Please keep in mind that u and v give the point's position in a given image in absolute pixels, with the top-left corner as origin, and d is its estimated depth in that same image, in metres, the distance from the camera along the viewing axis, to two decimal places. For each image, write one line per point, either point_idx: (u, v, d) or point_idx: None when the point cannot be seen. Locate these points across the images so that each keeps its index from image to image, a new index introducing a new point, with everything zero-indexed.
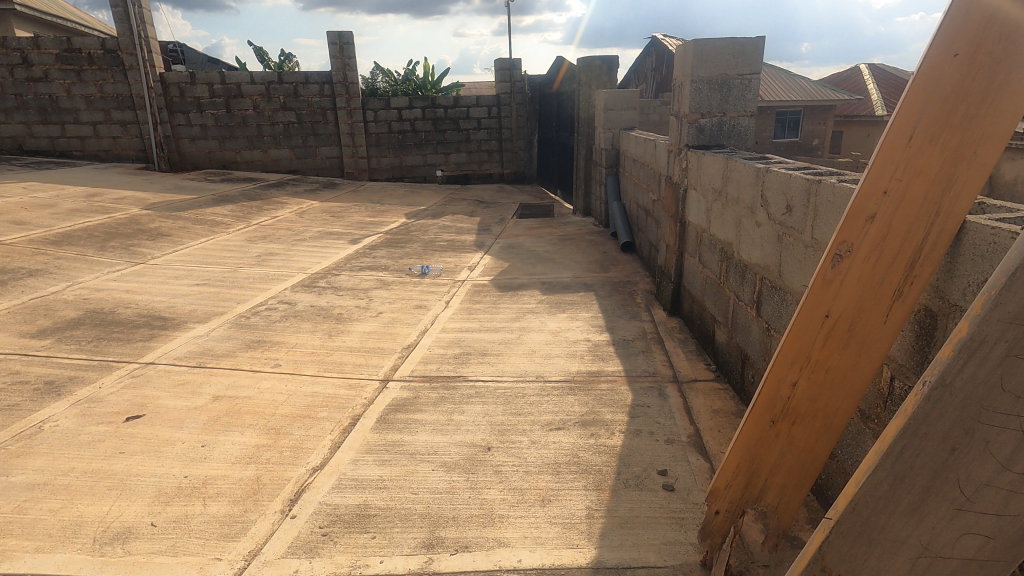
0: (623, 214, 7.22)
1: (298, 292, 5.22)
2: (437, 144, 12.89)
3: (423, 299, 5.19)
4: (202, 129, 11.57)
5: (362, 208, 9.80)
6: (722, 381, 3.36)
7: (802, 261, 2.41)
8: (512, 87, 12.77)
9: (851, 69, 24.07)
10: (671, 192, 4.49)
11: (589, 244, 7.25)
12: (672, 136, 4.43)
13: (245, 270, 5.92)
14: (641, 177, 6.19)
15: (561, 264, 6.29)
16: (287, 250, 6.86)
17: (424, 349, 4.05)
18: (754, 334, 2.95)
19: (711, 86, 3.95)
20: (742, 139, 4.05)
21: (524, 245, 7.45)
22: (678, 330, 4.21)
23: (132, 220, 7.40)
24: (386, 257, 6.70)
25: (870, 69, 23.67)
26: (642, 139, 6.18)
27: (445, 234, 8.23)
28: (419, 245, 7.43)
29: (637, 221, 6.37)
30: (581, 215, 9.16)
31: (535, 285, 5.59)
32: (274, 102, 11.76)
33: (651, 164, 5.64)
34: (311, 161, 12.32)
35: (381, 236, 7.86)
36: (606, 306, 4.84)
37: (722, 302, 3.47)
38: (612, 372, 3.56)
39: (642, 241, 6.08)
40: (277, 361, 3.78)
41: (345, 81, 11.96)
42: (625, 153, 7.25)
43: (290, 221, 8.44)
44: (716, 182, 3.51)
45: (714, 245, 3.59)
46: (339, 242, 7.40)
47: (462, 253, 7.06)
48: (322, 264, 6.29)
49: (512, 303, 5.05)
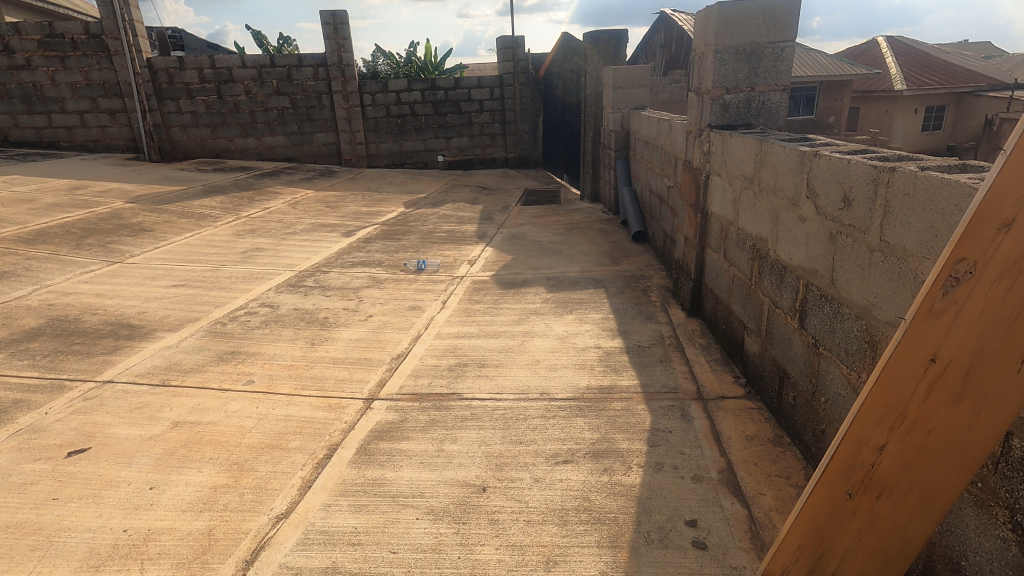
0: (634, 200, 6.75)
1: (282, 293, 4.81)
2: (438, 128, 12.38)
3: (417, 300, 4.77)
4: (194, 117, 11.14)
5: (360, 197, 9.36)
6: (754, 399, 2.92)
7: (865, 267, 1.94)
8: (515, 66, 12.18)
9: (868, 42, 23.15)
10: (690, 178, 4.00)
11: (598, 234, 6.77)
12: (691, 115, 3.94)
13: (228, 268, 5.51)
14: (654, 160, 5.69)
15: (568, 257, 5.83)
16: (276, 245, 6.44)
17: (416, 359, 3.63)
18: (795, 348, 2.51)
19: (738, 55, 3.44)
20: (772, 118, 3.56)
21: (528, 235, 6.99)
22: (700, 334, 3.77)
23: (115, 215, 7.01)
24: (381, 251, 6.27)
25: (889, 41, 22.73)
26: (655, 119, 5.66)
27: (446, 224, 7.78)
28: (417, 237, 6.98)
29: (650, 208, 5.91)
30: (589, 201, 8.67)
31: (540, 281, 5.14)
32: (267, 87, 11.28)
33: (666, 147, 5.14)
34: (308, 148, 11.87)
35: (377, 227, 7.43)
36: (618, 306, 4.39)
37: (752, 306, 3.02)
38: (626, 388, 3.13)
39: (656, 230, 5.62)
40: (251, 377, 3.37)
41: (340, 63, 11.43)
42: (636, 134, 6.74)
43: (283, 213, 8.02)
44: (745, 168, 3.03)
45: (743, 241, 3.12)
46: (333, 235, 6.98)
47: (463, 245, 6.63)
48: (312, 260, 5.88)
49: (515, 303, 4.61)
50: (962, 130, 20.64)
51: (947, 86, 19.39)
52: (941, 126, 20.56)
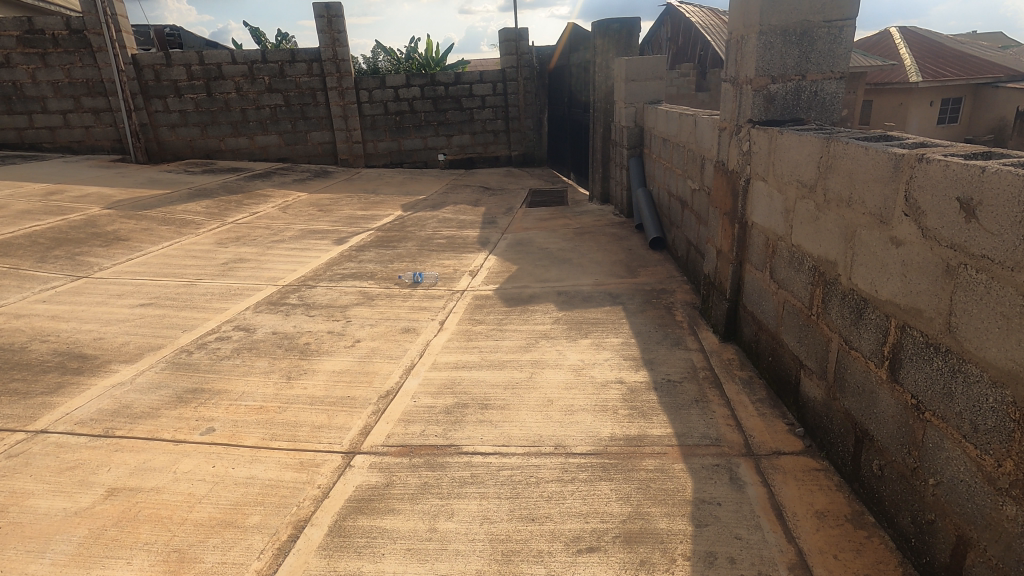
0: (650, 202, 6.21)
1: (261, 313, 4.30)
2: (439, 125, 11.83)
3: (412, 320, 4.24)
4: (182, 116, 10.65)
5: (355, 199, 8.84)
6: (817, 457, 2.39)
7: (1011, 317, 1.42)
8: (518, 60, 11.61)
9: (880, 33, 22.45)
10: (724, 182, 3.46)
11: (611, 239, 6.23)
12: (726, 110, 3.39)
13: (204, 283, 5.00)
14: (675, 160, 5.14)
15: (579, 267, 5.29)
16: (261, 254, 5.93)
17: (407, 398, 3.11)
18: (882, 404, 1.97)
19: (788, 38, 2.89)
20: (825, 112, 3.01)
21: (535, 241, 6.44)
22: (739, 366, 3.23)
23: (89, 222, 6.52)
24: (374, 261, 5.75)
25: (902, 32, 22.04)
26: (675, 114, 5.11)
27: (445, 228, 7.25)
28: (414, 245, 6.46)
29: (670, 212, 5.37)
30: (599, 203, 8.13)
31: (550, 296, 4.60)
32: (258, 84, 10.76)
33: (690, 145, 4.59)
34: (302, 147, 11.36)
35: (371, 233, 6.91)
36: (639, 327, 3.85)
37: (811, 340, 2.49)
38: (658, 439, 2.59)
39: (677, 237, 5.08)
40: (212, 424, 2.84)
41: (335, 58, 10.89)
42: (652, 131, 6.18)
43: (272, 218, 7.51)
44: (803, 173, 2.48)
45: (800, 261, 2.58)
46: (323, 243, 6.46)
47: (464, 253, 6.09)
48: (298, 272, 5.36)
49: (522, 324, 4.08)
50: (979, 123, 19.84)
51: (964, 78, 18.68)
52: (958, 119, 19.87)
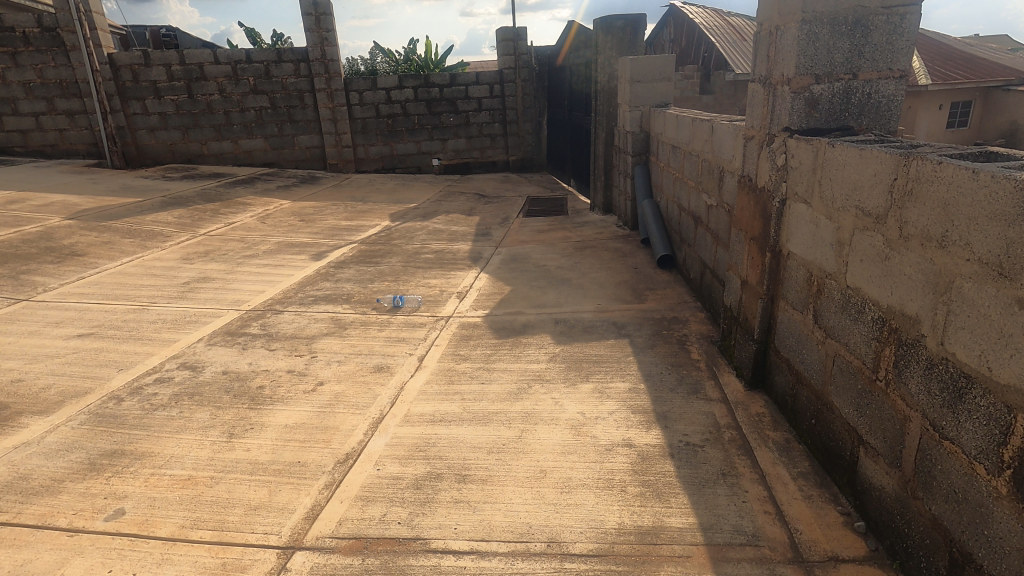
0: (658, 215, 5.67)
1: (214, 347, 3.75)
2: (433, 128, 11.30)
3: (386, 356, 3.69)
4: (162, 118, 10.13)
5: (341, 208, 8.30)
6: (889, 569, 1.84)
7: None
8: (516, 61, 11.07)
9: None
10: (752, 201, 2.92)
11: (614, 256, 5.68)
12: (755, 116, 2.85)
13: (158, 307, 4.45)
14: (686, 171, 4.60)
15: (580, 289, 4.73)
16: (228, 272, 5.38)
17: (369, 465, 2.55)
18: (998, 526, 1.42)
19: (836, 28, 2.34)
20: (881, 118, 2.46)
21: (531, 257, 5.89)
22: (772, 425, 2.67)
23: (46, 235, 5.97)
24: (352, 281, 5.20)
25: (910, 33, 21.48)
26: (687, 119, 4.57)
27: (435, 241, 6.70)
28: (399, 260, 5.91)
29: (681, 227, 4.83)
30: (601, 213, 7.59)
31: (546, 326, 4.06)
32: (242, 85, 10.25)
33: (705, 155, 4.05)
34: (289, 151, 10.84)
35: (354, 247, 6.36)
36: (649, 369, 3.30)
37: (876, 412, 1.94)
38: (679, 536, 2.04)
39: (689, 256, 4.55)
40: (123, 504, 2.29)
41: (324, 57, 10.36)
42: (660, 137, 5.65)
43: (248, 229, 6.96)
44: (869, 197, 1.93)
45: (859, 309, 2.03)
46: (299, 258, 5.92)
47: (453, 271, 5.54)
48: (266, 294, 4.82)
49: (513, 362, 3.53)
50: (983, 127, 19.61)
51: (974, 79, 18.01)
52: (968, 123, 19.24)
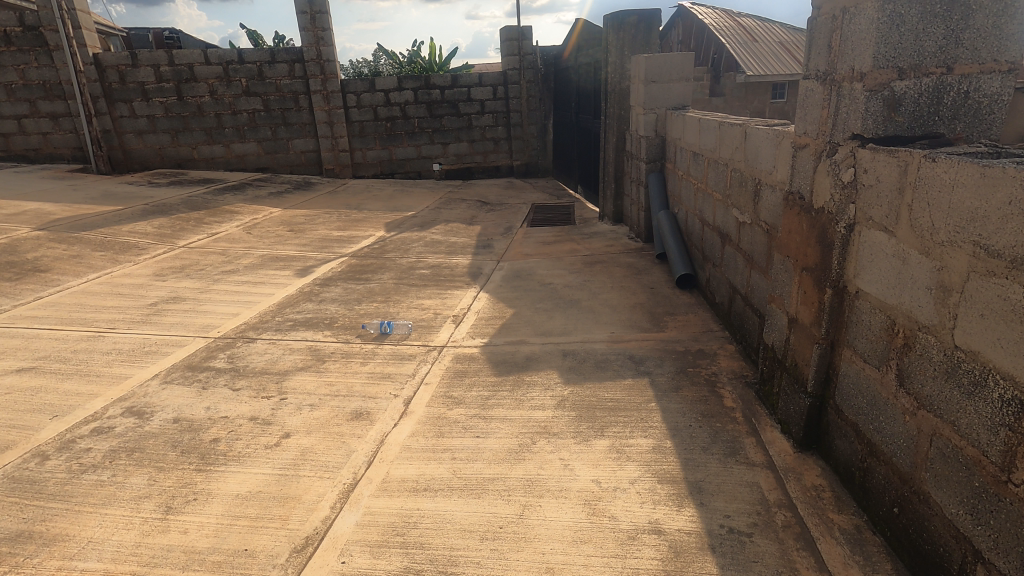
0: (676, 228, 5.16)
1: (170, 386, 3.25)
2: (434, 132, 10.81)
3: (367, 398, 3.17)
4: (150, 121, 9.70)
5: (333, 216, 7.81)
6: None
7: None
8: (521, 62, 10.57)
9: None
10: (804, 224, 2.40)
11: (628, 273, 5.16)
12: (809, 120, 2.34)
13: (116, 333, 3.96)
14: (711, 181, 4.09)
15: (590, 315, 4.21)
16: (202, 290, 4.89)
17: (333, 556, 2.05)
18: None
19: (928, 7, 1.83)
20: (981, 124, 1.94)
21: (536, 273, 5.38)
22: (835, 505, 2.14)
23: (9, 248, 5.50)
24: (337, 301, 4.70)
25: None
26: (713, 122, 4.05)
27: (432, 254, 6.19)
28: (391, 276, 5.41)
29: (705, 244, 4.31)
30: (611, 222, 7.08)
31: (552, 361, 3.53)
32: (234, 87, 9.81)
33: (736, 164, 3.53)
34: (283, 156, 10.38)
35: (344, 261, 5.86)
36: (676, 420, 2.78)
37: (1009, 526, 1.43)
38: None
39: (715, 277, 4.02)
40: None
41: (319, 58, 9.91)
42: (678, 142, 5.14)
43: (231, 240, 6.48)
44: (1000, 232, 1.42)
45: (978, 381, 1.52)
46: (282, 274, 5.43)
47: (449, 290, 5.03)
48: (240, 318, 4.32)
49: (514, 407, 3.02)
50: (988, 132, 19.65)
51: None
52: None
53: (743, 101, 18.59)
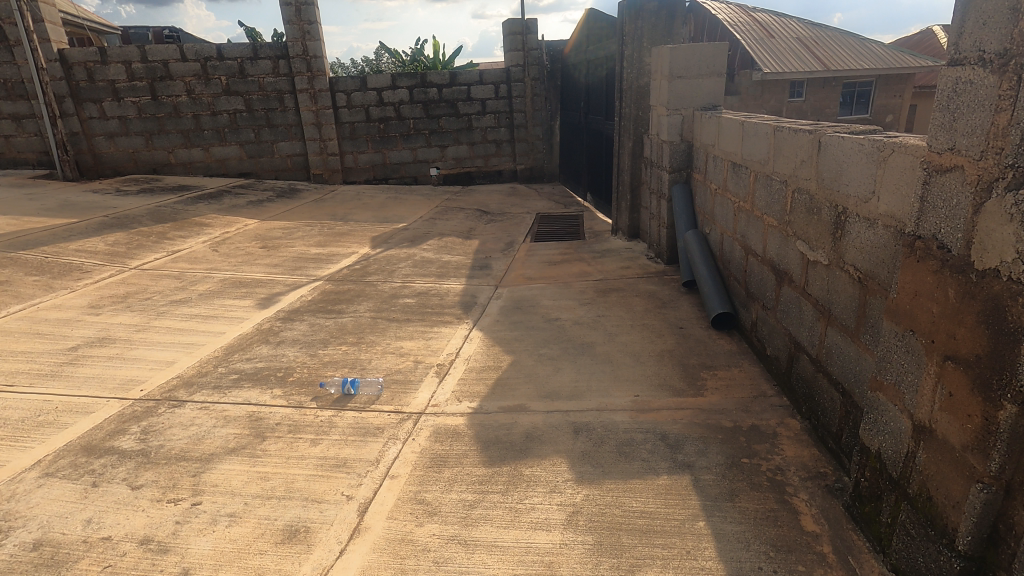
0: (706, 252, 4.31)
1: (50, 482, 2.44)
2: (431, 134, 9.99)
3: (309, 502, 2.34)
4: (122, 123, 8.94)
5: (315, 230, 7.00)
6: None
7: None
8: (525, 58, 9.75)
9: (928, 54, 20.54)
10: (948, 289, 1.57)
11: (650, 306, 4.31)
12: (965, 130, 1.50)
13: (11, 393, 3.15)
14: (761, 200, 3.25)
15: (607, 369, 3.37)
16: (140, 327, 4.08)
17: None
18: None
19: None
20: None
21: (540, 305, 4.54)
22: None
23: None
24: (299, 344, 3.87)
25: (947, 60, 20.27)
26: (764, 126, 3.20)
27: (420, 278, 5.37)
28: (368, 308, 4.58)
29: (750, 277, 3.47)
30: (625, 238, 6.23)
31: (560, 443, 2.69)
32: (213, 85, 9.04)
33: (803, 184, 2.69)
34: (268, 160, 9.60)
35: (317, 287, 5.05)
36: (736, 559, 1.94)
37: None
38: None
39: (768, 322, 3.19)
40: None
41: (305, 54, 9.12)
42: (711, 149, 4.30)
43: (193, 260, 5.68)
44: None
45: None
46: (242, 304, 4.62)
47: (436, 327, 4.20)
48: (175, 368, 3.51)
49: (506, 523, 2.18)
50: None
51: None
52: None
53: (759, 101, 17.76)
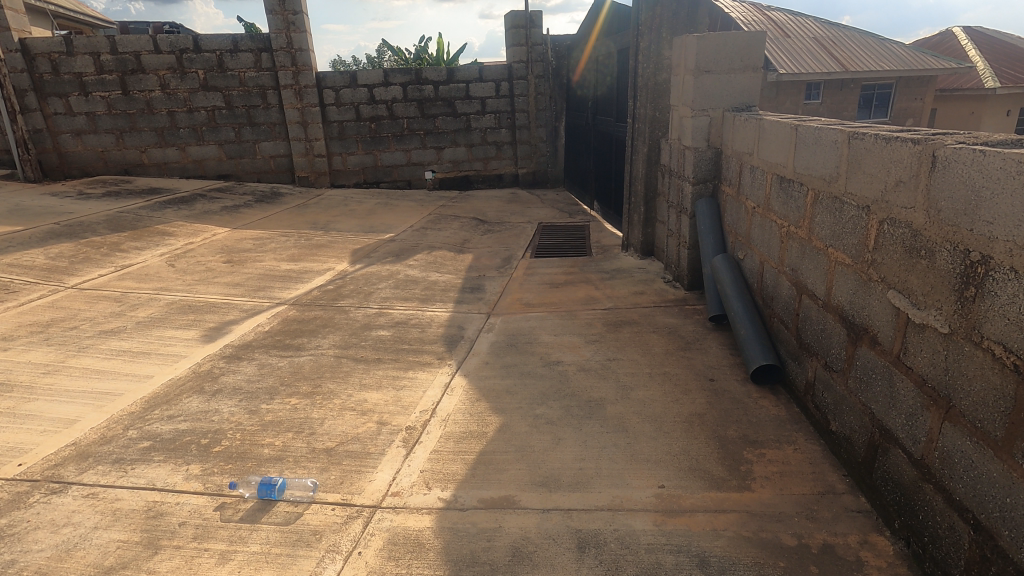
0: (740, 283, 3.56)
1: None
2: (426, 134, 9.25)
3: None
4: (90, 120, 8.26)
5: (290, 241, 6.28)
6: None
7: None
8: (529, 53, 9.01)
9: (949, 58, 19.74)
10: None
11: (671, 348, 3.55)
12: None
13: None
14: (826, 228, 2.50)
15: (621, 442, 2.62)
16: (50, 368, 3.35)
17: None
18: None
19: None
20: None
21: (538, 342, 3.79)
22: None
23: None
24: (238, 395, 3.14)
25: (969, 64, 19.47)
26: (830, 133, 2.45)
27: (400, 302, 4.64)
28: (334, 343, 3.85)
29: (805, 323, 2.73)
30: (638, 255, 5.49)
31: (557, 569, 1.93)
32: (190, 80, 8.33)
33: (902, 215, 1.94)
34: (249, 161, 8.90)
35: (279, 314, 4.32)
36: None
37: None
38: None
39: (834, 388, 2.44)
40: None
41: (290, 46, 8.41)
42: (748, 159, 3.55)
43: (143, 277, 4.96)
44: None
45: None
46: (185, 336, 3.89)
47: (411, 371, 3.46)
48: (74, 429, 2.78)
49: None
50: (996, 119, 19.70)
51: None
52: None
53: (774, 103, 16.93)
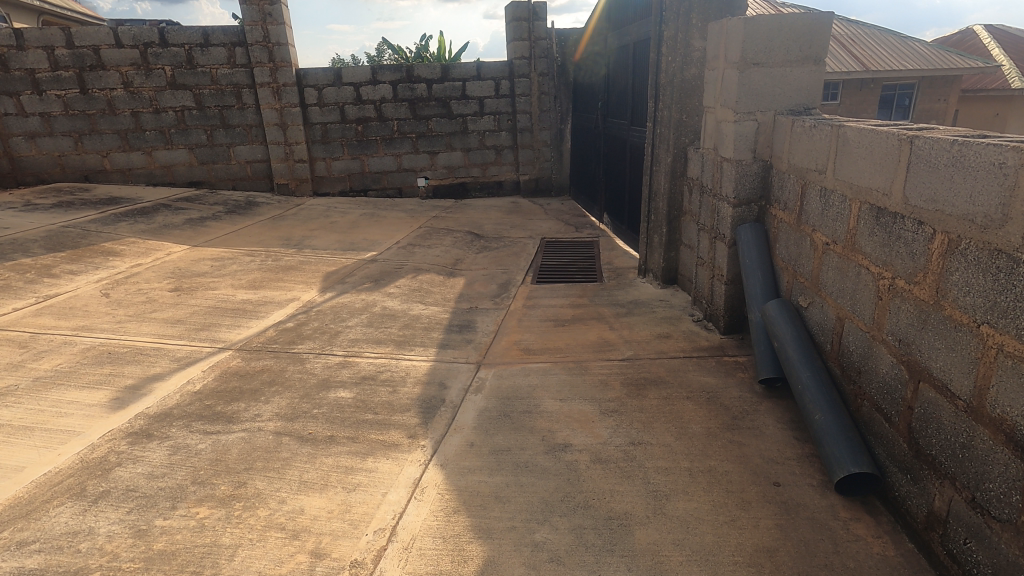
0: (806, 340, 2.72)
1: None
2: (418, 138, 8.42)
3: None
4: (45, 121, 7.47)
5: (255, 261, 5.44)
6: None
7: None
8: (531, 48, 8.16)
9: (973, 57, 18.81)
10: None
11: (716, 427, 2.68)
12: None
13: None
14: (976, 297, 1.65)
15: None
16: None
17: None
18: None
19: None
20: None
21: (541, 413, 2.93)
22: None
23: None
24: (129, 503, 2.29)
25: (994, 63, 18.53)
26: (987, 154, 1.60)
27: (372, 346, 3.79)
28: (278, 411, 2.99)
29: (927, 426, 1.88)
30: (659, 284, 4.63)
31: None
32: (155, 77, 7.52)
33: None
34: (223, 167, 8.09)
35: (218, 365, 3.47)
36: None
37: None
38: None
39: (994, 544, 1.60)
40: None
41: (266, 40, 7.58)
42: (817, 179, 2.70)
43: (66, 311, 4.13)
44: None
45: None
46: (89, 399, 3.05)
47: (372, 458, 2.60)
48: None
49: None
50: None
51: None
52: None
53: None
